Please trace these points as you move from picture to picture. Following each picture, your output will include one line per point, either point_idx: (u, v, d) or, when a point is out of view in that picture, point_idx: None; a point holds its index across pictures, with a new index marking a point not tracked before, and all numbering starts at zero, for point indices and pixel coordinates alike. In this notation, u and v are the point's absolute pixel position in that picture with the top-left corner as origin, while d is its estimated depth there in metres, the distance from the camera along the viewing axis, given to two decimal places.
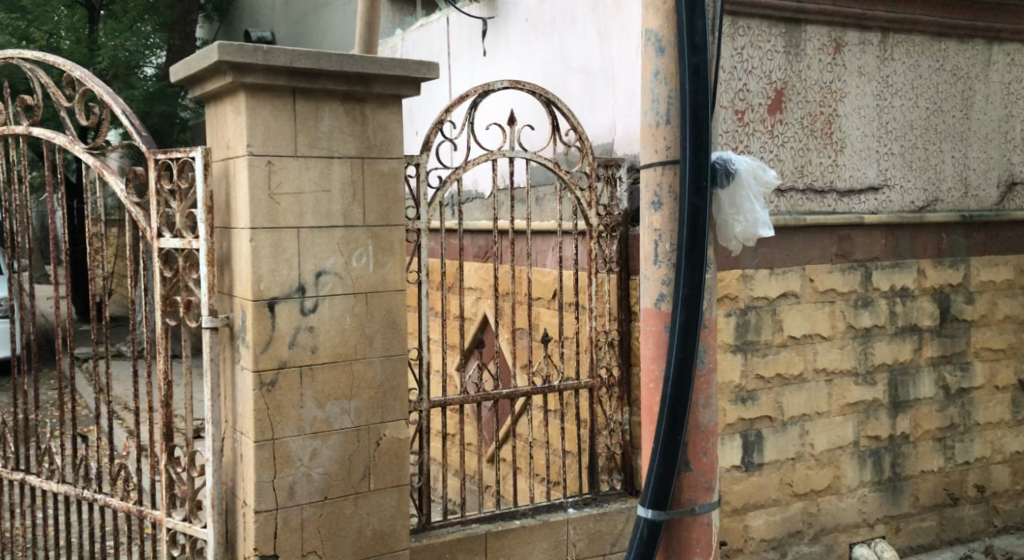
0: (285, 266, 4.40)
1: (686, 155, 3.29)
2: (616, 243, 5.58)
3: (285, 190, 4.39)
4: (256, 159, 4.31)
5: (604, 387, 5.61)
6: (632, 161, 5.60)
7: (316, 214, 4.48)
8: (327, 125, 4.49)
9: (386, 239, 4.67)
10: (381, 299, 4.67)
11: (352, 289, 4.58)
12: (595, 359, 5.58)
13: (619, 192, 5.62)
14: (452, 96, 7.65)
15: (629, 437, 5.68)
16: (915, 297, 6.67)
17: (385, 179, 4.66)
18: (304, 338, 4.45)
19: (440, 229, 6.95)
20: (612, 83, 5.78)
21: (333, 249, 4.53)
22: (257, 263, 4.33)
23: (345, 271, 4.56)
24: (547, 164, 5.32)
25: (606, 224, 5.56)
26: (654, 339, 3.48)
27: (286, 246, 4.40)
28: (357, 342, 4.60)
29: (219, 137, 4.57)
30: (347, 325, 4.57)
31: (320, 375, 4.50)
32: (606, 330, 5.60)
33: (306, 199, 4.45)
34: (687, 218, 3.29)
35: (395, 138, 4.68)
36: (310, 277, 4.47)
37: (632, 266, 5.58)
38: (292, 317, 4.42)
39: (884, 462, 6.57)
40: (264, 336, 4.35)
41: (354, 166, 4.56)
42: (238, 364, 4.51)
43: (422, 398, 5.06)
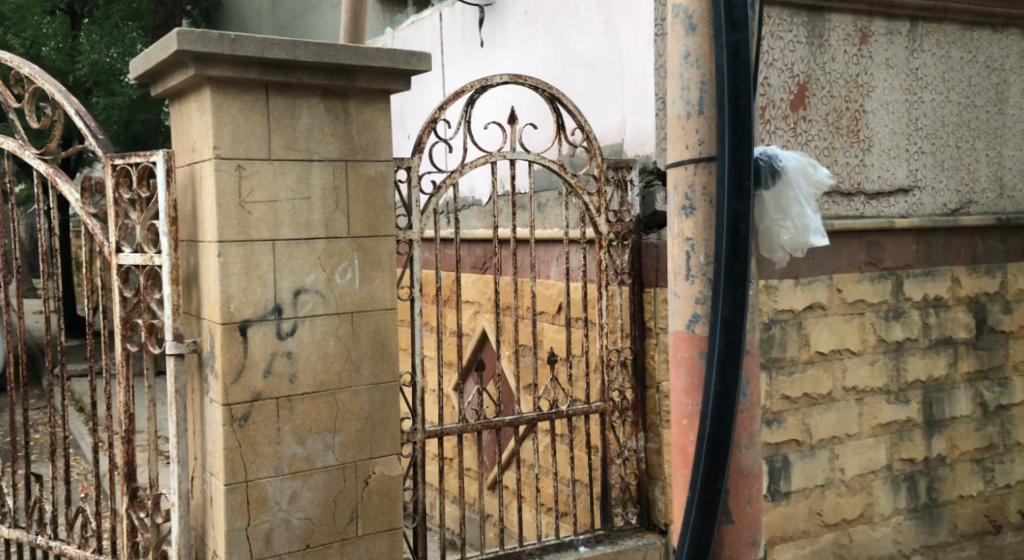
0: (259, 285, 3.88)
1: (724, 149, 2.78)
2: (628, 252, 5.08)
3: (258, 198, 3.87)
4: (224, 164, 3.80)
5: (617, 411, 5.08)
6: (645, 162, 5.10)
7: (293, 225, 3.96)
8: (305, 124, 3.97)
9: (374, 252, 4.15)
10: (369, 319, 4.15)
11: (336, 310, 4.06)
12: (607, 381, 5.07)
13: (630, 197, 5.12)
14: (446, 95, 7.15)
15: (644, 465, 5.14)
16: (949, 306, 6.16)
17: (373, 184, 4.14)
18: (281, 365, 3.94)
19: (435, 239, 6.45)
20: (621, 78, 5.28)
21: (314, 264, 4.01)
22: (226, 282, 3.81)
23: (328, 289, 4.04)
24: (552, 166, 4.82)
25: (617, 232, 5.06)
26: (687, 368, 2.98)
27: (259, 261, 3.88)
28: (342, 368, 4.08)
29: (184, 139, 4.06)
30: (330, 349, 4.05)
31: (300, 407, 3.98)
32: (618, 349, 5.07)
33: (283, 208, 3.93)
34: (726, 226, 2.79)
35: (383, 138, 4.16)
36: (288, 296, 3.95)
37: (646, 278, 5.08)
38: (267, 342, 3.91)
39: (919, 487, 6.05)
40: (235, 364, 3.84)
41: (337, 170, 4.04)
42: (207, 395, 3.98)
43: (416, 428, 4.51)
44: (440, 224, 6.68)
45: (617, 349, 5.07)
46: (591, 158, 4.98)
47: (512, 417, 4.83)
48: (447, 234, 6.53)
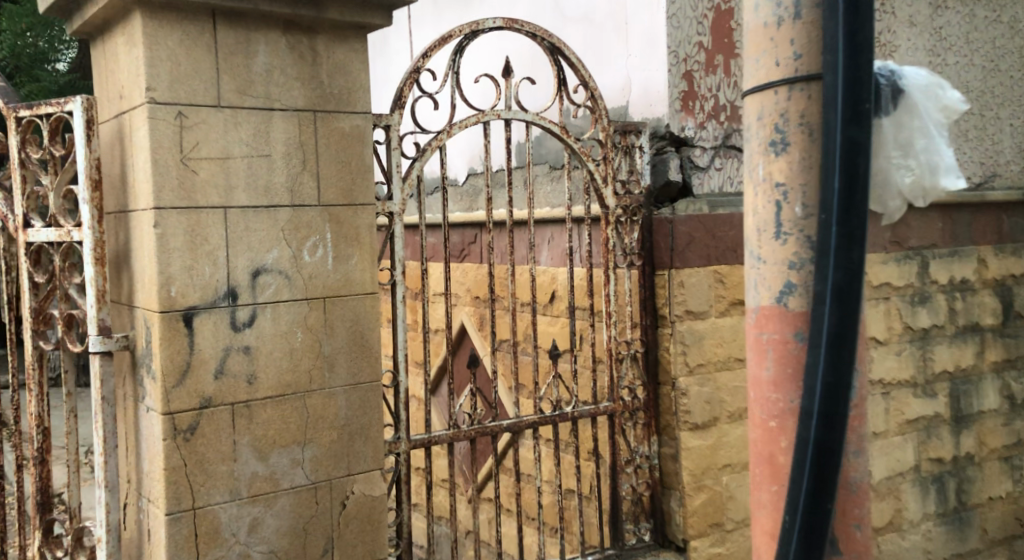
0: (208, 264, 3.12)
1: (837, 51, 2.00)
2: (637, 230, 4.38)
3: (204, 155, 3.11)
4: (162, 111, 3.03)
5: (627, 413, 4.37)
6: (655, 126, 4.46)
7: (249, 190, 3.19)
8: (262, 64, 3.21)
9: (351, 225, 3.41)
10: (344, 307, 3.40)
11: (303, 295, 3.30)
12: (615, 378, 4.36)
13: (640, 164, 4.42)
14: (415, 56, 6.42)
15: (658, 474, 4.43)
16: (975, 290, 5.61)
17: (347, 141, 3.40)
18: (236, 364, 3.17)
19: (415, 226, 5.74)
20: (625, 31, 4.61)
21: (276, 238, 3.25)
22: (166, 261, 3.04)
23: (295, 270, 3.29)
24: (553, 128, 4.14)
25: (626, 207, 4.36)
26: (776, 353, 2.21)
27: (208, 235, 3.12)
28: (311, 367, 3.33)
29: (112, 83, 3.30)
30: (297, 344, 3.29)
31: (262, 415, 3.22)
32: (627, 341, 4.36)
33: (236, 167, 3.17)
34: (839, 152, 1.97)
35: (359, 85, 3.42)
36: (245, 279, 3.19)
37: (658, 258, 4.40)
38: (221, 335, 3.14)
39: (948, 489, 5.47)
40: (180, 363, 3.07)
41: (303, 122, 3.29)
42: (142, 402, 3.20)
43: (399, 436, 3.81)
44: (412, 210, 5.94)
45: (627, 342, 4.36)
46: (595, 121, 4.28)
47: (509, 421, 4.12)
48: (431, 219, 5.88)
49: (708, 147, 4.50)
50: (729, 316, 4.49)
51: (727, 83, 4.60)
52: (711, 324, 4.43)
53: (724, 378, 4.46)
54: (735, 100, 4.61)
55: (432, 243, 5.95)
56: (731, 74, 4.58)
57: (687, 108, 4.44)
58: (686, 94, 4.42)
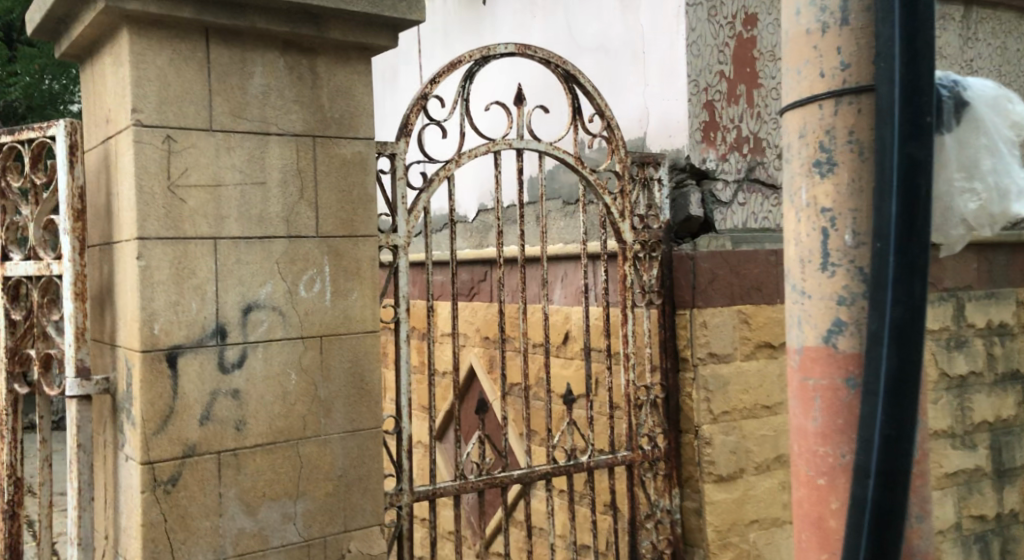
0: (195, 299, 2.87)
1: (894, 57, 1.65)
2: (656, 266, 4.11)
3: (194, 182, 2.88)
4: (148, 134, 2.81)
5: (646, 463, 4.07)
6: (675, 158, 4.18)
7: (241, 220, 2.96)
8: (258, 86, 3.00)
9: (351, 258, 3.17)
10: (342, 347, 3.15)
11: (297, 333, 3.06)
12: (634, 426, 4.07)
13: (659, 198, 4.15)
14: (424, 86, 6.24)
15: (679, 530, 4.13)
16: (1014, 335, 5.32)
17: (347, 169, 3.17)
18: (224, 408, 2.91)
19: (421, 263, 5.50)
20: (643, 60, 4.37)
21: (270, 272, 3.01)
22: (149, 296, 2.81)
23: (291, 305, 3.04)
24: (567, 159, 3.91)
25: (644, 242, 4.09)
26: (823, 401, 1.93)
27: (197, 268, 2.88)
28: (306, 412, 3.07)
29: (97, 107, 3.09)
30: (291, 387, 3.04)
31: (250, 465, 2.96)
32: (646, 386, 4.07)
33: (228, 195, 2.94)
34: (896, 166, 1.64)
35: (362, 109, 3.20)
36: (236, 316, 2.94)
37: (679, 297, 4.13)
38: (208, 377, 2.89)
39: (992, 548, 5.13)
40: (163, 407, 2.82)
41: (301, 148, 3.07)
42: (121, 450, 2.94)
43: (401, 488, 3.54)
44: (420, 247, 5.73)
45: (646, 387, 4.08)
46: (612, 152, 4.03)
47: (520, 472, 3.83)
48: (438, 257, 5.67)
49: (730, 181, 4.21)
50: (755, 359, 4.20)
51: (750, 115, 4.29)
52: (736, 368, 4.15)
53: (750, 426, 4.16)
54: (759, 132, 4.31)
55: (440, 280, 5.75)
56: (754, 105, 4.29)
57: (709, 139, 4.16)
58: (707, 124, 4.15)
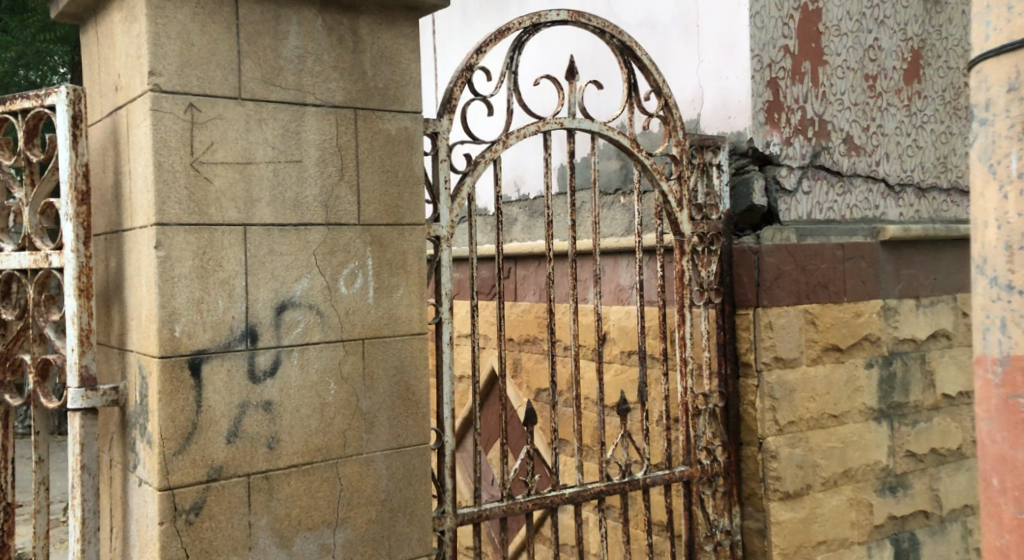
0: (221, 296, 2.46)
1: None
2: (715, 262, 3.75)
3: (221, 160, 2.47)
4: (168, 102, 2.39)
5: (705, 478, 3.69)
6: (735, 142, 3.81)
7: (273, 204, 2.55)
8: (294, 49, 2.58)
9: (396, 250, 2.76)
10: (386, 351, 2.73)
11: (337, 337, 2.65)
12: (692, 438, 3.69)
13: (718, 185, 3.78)
14: (439, 70, 5.83)
15: (739, 552, 3.75)
16: None
17: (392, 147, 2.75)
18: (254, 424, 2.50)
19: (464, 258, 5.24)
20: (697, 35, 3.97)
21: (307, 265, 2.60)
22: (169, 292, 2.39)
23: (330, 304, 2.64)
24: (622, 141, 3.52)
25: (702, 234, 3.72)
26: None
27: (226, 260, 2.47)
28: (347, 427, 2.66)
29: (104, 73, 2.65)
30: (330, 398, 2.63)
31: (284, 490, 2.54)
32: (704, 393, 3.70)
33: (260, 175, 2.52)
34: None
35: (408, 77, 2.78)
36: (268, 316, 2.54)
37: (740, 295, 3.76)
38: (237, 387, 2.48)
39: None
40: (185, 423, 2.40)
41: (341, 121, 2.66)
42: (133, 473, 2.52)
43: (444, 511, 3.13)
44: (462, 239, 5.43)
45: (705, 395, 3.71)
46: (669, 134, 3.66)
47: (571, 490, 3.43)
48: (459, 253, 5.29)
49: (795, 167, 3.83)
50: (821, 364, 3.83)
51: (815, 94, 3.91)
52: (803, 374, 3.78)
53: (818, 438, 3.80)
54: (824, 114, 3.92)
55: (461, 278, 5.40)
56: (819, 84, 3.90)
57: (773, 121, 3.78)
58: (771, 104, 3.77)
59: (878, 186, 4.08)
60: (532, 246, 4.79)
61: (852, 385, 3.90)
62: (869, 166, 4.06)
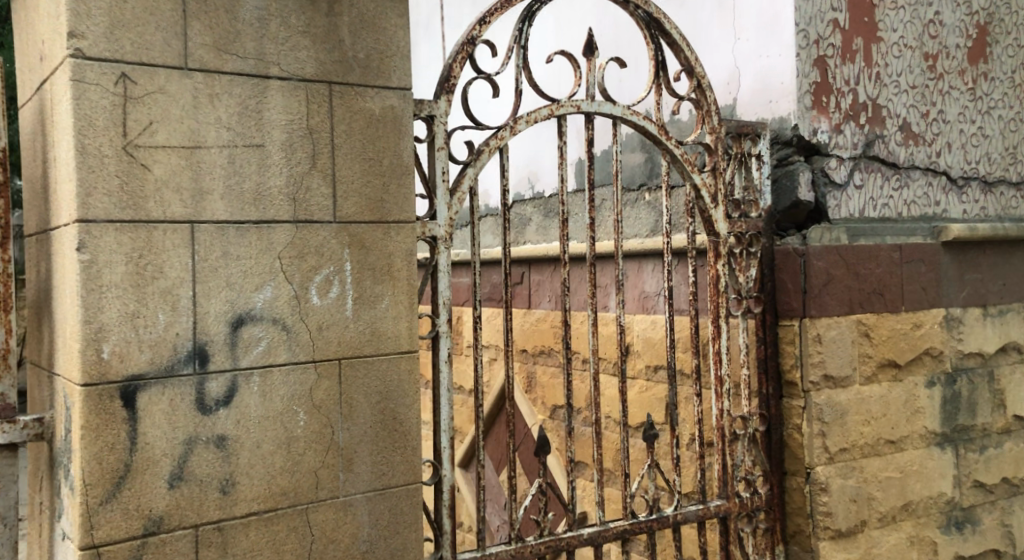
0: (162, 309, 2.04)
1: None
2: (755, 266, 3.29)
3: (162, 143, 2.04)
4: (93, 71, 1.97)
5: (744, 514, 3.23)
6: (778, 129, 3.34)
7: (228, 198, 2.11)
8: (254, 10, 2.14)
9: (381, 252, 2.31)
10: (369, 374, 2.29)
11: (307, 357, 2.21)
12: (728, 467, 3.23)
13: (759, 178, 3.32)
14: (446, 59, 5.38)
15: None
16: None
17: (375, 130, 2.30)
18: (203, 463, 2.08)
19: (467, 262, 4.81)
20: (733, 8, 3.50)
21: (270, 270, 2.16)
22: (96, 304, 1.98)
23: (299, 317, 2.20)
24: (648, 127, 3.06)
25: (740, 235, 3.26)
26: None
27: (169, 265, 2.05)
28: (319, 466, 2.22)
29: (29, 42, 2.23)
30: (299, 431, 2.20)
31: (242, 542, 2.12)
32: (742, 416, 3.24)
33: (211, 161, 2.09)
34: None
35: (395, 45, 2.33)
36: (222, 332, 2.11)
37: (783, 304, 3.29)
38: (183, 419, 2.06)
39: None
40: (116, 465, 1.98)
41: (314, 98, 2.22)
42: (58, 522, 2.10)
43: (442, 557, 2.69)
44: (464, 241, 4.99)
45: (743, 418, 3.24)
46: (702, 119, 3.20)
47: (590, 530, 2.97)
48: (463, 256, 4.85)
49: (846, 158, 3.36)
50: (877, 383, 3.35)
51: (869, 75, 3.43)
52: (856, 393, 3.30)
53: (873, 467, 3.32)
54: (878, 98, 3.44)
55: (465, 284, 4.94)
56: (873, 63, 3.42)
57: (820, 105, 3.31)
58: (819, 86, 3.30)
59: (939, 180, 3.59)
60: (546, 249, 4.35)
61: (913, 407, 3.42)
62: (930, 157, 3.57)
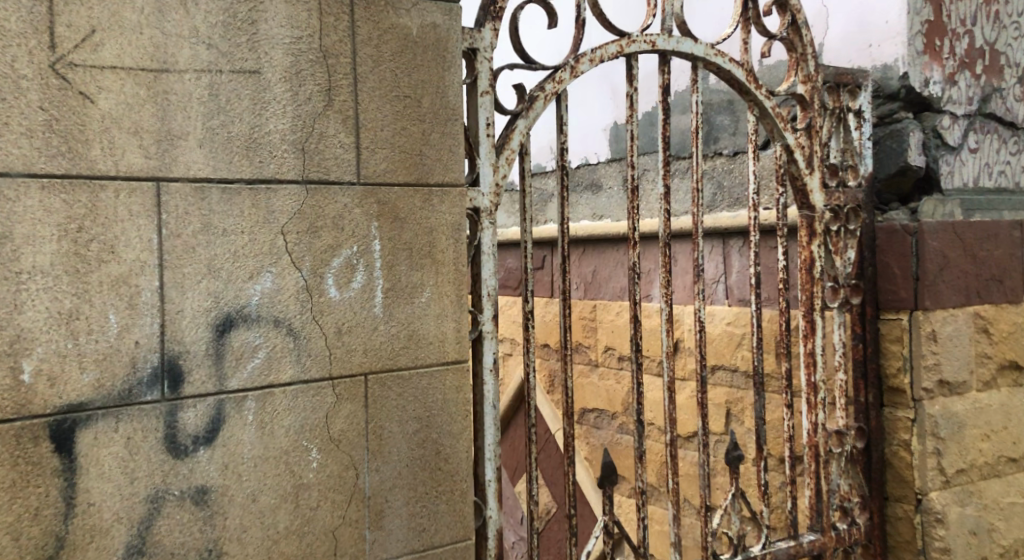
0: (112, 307, 1.40)
1: None
2: (855, 247, 2.68)
3: (111, 63, 1.39)
4: None
5: (842, 550, 2.63)
6: (881, 79, 2.73)
7: (210, 147, 1.47)
8: None
9: (423, 226, 1.67)
10: (405, 395, 1.66)
11: (321, 374, 1.58)
12: (823, 493, 2.62)
13: (858, 138, 2.71)
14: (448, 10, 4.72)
15: None
16: None
17: (410, 56, 1.66)
18: (175, 530, 1.44)
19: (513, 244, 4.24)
20: None
21: (269, 251, 1.52)
22: (10, 301, 1.33)
23: (309, 316, 1.56)
24: (736, 72, 2.45)
25: (837, 208, 2.66)
26: None
27: (124, 242, 1.40)
28: (339, 524, 1.59)
29: None
30: (312, 477, 1.57)
31: None
32: (840, 431, 2.64)
33: (184, 93, 1.45)
34: None
35: None
36: (202, 340, 1.47)
37: (887, 293, 2.69)
38: (145, 467, 1.42)
39: None
40: (42, 540, 1.35)
41: (331, 6, 1.58)
42: None
43: None
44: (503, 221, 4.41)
45: (840, 433, 2.64)
46: (795, 66, 2.60)
47: None
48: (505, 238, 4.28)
49: (961, 115, 2.76)
50: (996, 389, 2.78)
51: (987, 14, 2.83)
52: (973, 402, 2.73)
53: (993, 491, 2.76)
54: (996, 43, 2.85)
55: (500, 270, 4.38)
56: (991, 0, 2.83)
57: (933, 50, 2.71)
58: (932, 27, 2.70)
59: None
60: (593, 228, 3.68)
61: None
62: None
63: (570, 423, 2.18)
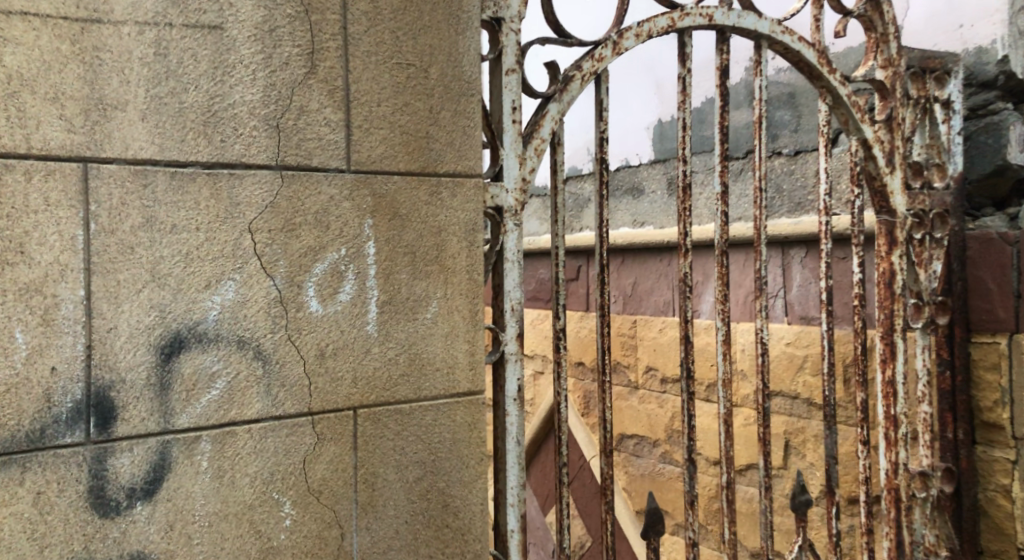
0: (22, 324, 1.12)
1: None
2: (942, 258, 2.31)
3: (21, 8, 1.11)
4: None
5: None
6: (974, 64, 2.37)
7: (156, 121, 1.17)
8: None
9: (431, 225, 1.34)
10: (405, 435, 1.32)
11: (298, 409, 1.26)
12: (904, 545, 2.26)
13: (946, 133, 2.34)
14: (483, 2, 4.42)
15: None
16: None
17: (416, 14, 1.33)
18: None
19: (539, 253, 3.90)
20: None
21: (232, 254, 1.21)
22: None
23: (283, 336, 1.25)
24: (806, 52, 2.10)
25: (920, 213, 2.30)
26: None
27: (37, 239, 1.12)
28: None
29: None
30: (284, 538, 1.25)
31: None
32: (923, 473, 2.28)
33: (117, 51, 1.15)
34: None
35: None
36: (143, 366, 1.17)
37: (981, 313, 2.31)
38: (62, 528, 1.14)
39: None
40: None
41: None
42: None
43: None
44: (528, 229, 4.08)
45: (923, 475, 2.27)
46: (873, 47, 2.24)
47: None
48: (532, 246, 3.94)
49: None
50: None
51: None
52: None
53: None
54: None
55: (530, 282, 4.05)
56: None
57: None
58: None
59: None
60: (638, 237, 3.34)
61: None
62: None
63: (609, 462, 1.84)
